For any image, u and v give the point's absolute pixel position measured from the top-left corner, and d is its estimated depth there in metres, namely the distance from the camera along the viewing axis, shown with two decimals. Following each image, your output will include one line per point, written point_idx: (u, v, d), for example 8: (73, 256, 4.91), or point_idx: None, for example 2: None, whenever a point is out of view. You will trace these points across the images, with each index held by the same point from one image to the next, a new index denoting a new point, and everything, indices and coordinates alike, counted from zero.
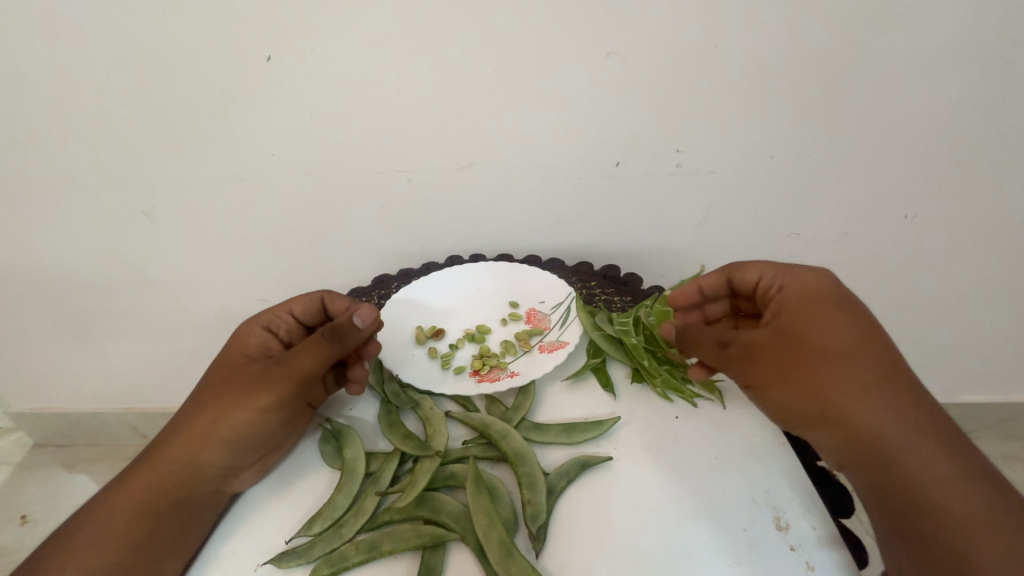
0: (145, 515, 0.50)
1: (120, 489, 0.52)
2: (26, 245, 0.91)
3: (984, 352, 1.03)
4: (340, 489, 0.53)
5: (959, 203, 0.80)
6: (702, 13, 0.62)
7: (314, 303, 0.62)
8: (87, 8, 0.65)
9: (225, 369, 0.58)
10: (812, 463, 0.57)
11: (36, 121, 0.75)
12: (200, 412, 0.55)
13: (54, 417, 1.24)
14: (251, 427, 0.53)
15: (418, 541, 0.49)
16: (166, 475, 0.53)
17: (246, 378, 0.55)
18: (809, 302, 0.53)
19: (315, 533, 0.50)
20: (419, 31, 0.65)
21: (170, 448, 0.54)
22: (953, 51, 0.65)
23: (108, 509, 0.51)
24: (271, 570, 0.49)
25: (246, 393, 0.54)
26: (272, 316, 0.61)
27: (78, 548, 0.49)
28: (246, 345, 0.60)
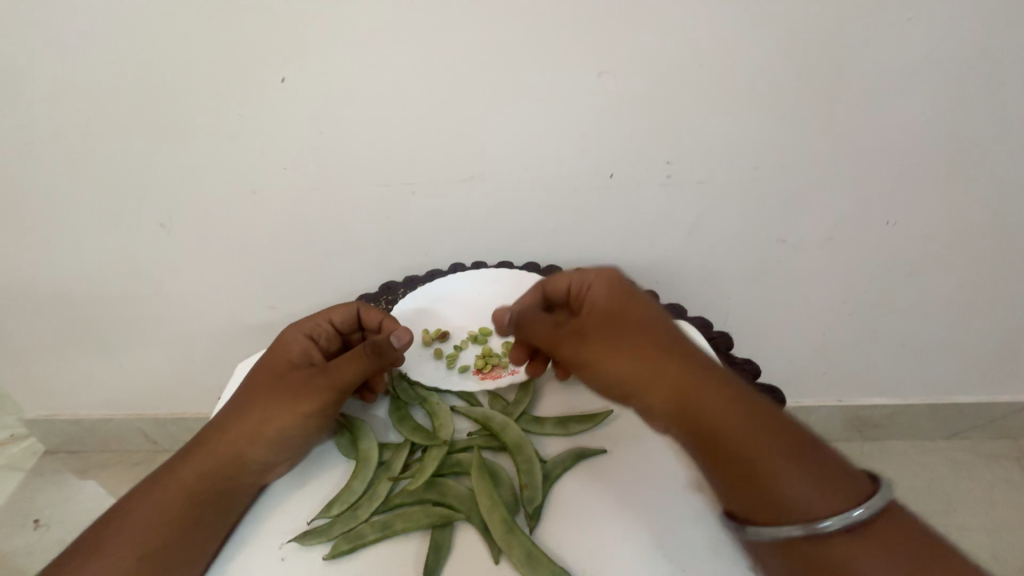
0: (189, 501, 0.53)
1: (165, 475, 0.55)
2: (49, 259, 0.95)
3: (973, 353, 1.06)
4: (355, 476, 0.58)
5: (936, 209, 0.84)
6: (683, 36, 0.67)
7: (353, 315, 0.65)
8: (111, 34, 0.70)
9: (272, 373, 0.61)
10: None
11: (63, 142, 0.80)
12: (247, 413, 0.58)
13: (67, 424, 1.27)
14: (296, 429, 0.57)
15: (428, 520, 0.53)
16: (209, 467, 0.56)
17: (293, 385, 0.59)
18: (608, 295, 0.58)
19: (334, 514, 0.55)
20: (425, 54, 0.70)
21: (216, 441, 0.57)
22: (918, 70, 0.70)
23: (149, 499, 0.54)
24: (294, 549, 0.53)
25: (295, 400, 0.58)
26: (313, 325, 0.64)
27: (122, 535, 0.51)
28: (289, 352, 0.62)
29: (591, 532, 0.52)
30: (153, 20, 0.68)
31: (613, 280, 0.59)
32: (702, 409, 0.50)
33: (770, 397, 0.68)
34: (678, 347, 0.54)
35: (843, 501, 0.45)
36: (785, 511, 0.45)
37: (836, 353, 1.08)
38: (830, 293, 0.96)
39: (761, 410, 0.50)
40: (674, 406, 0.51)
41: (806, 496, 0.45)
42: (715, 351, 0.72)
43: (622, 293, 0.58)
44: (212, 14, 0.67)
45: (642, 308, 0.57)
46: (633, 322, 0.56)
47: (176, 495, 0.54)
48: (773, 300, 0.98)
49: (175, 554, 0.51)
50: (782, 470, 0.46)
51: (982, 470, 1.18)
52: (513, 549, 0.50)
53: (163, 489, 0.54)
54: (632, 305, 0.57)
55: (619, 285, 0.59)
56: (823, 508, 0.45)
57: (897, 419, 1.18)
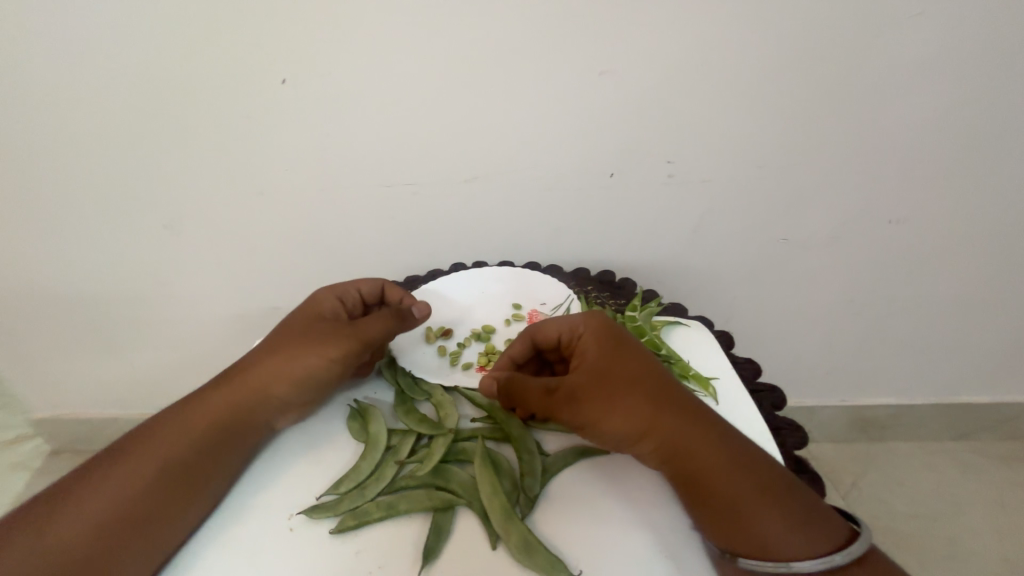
0: (208, 428, 0.57)
1: (192, 400, 0.59)
2: (58, 259, 0.97)
3: (980, 353, 1.06)
4: (363, 458, 0.58)
5: (939, 207, 0.84)
6: (682, 36, 0.68)
7: (378, 288, 0.67)
8: (121, 38, 0.72)
9: (302, 324, 0.63)
10: (790, 453, 0.61)
11: (73, 144, 0.82)
12: (275, 354, 0.61)
13: (73, 422, 1.28)
14: (317, 372, 0.60)
15: (430, 503, 0.53)
16: (232, 399, 0.58)
17: (320, 334, 0.61)
18: (600, 347, 0.55)
19: (341, 492, 0.55)
20: (426, 55, 0.71)
21: (246, 373, 0.60)
22: (917, 68, 0.70)
23: (148, 445, 0.56)
24: (302, 521, 0.53)
25: (319, 344, 0.60)
26: (343, 290, 0.66)
27: (119, 479, 0.53)
28: (320, 309, 0.64)
29: (591, 523, 0.52)
30: (166, 23, 0.70)
31: (604, 328, 0.56)
32: (695, 464, 0.50)
33: (772, 397, 0.67)
34: (672, 397, 0.52)
35: (825, 543, 0.47)
36: (767, 552, 0.47)
37: (842, 353, 1.07)
38: (834, 292, 0.96)
39: (749, 460, 0.50)
40: (668, 461, 0.51)
41: (789, 542, 0.47)
42: (723, 354, 0.71)
43: (611, 341, 0.55)
44: (218, 17, 0.69)
45: (634, 358, 0.54)
46: (625, 378, 0.53)
47: (173, 446, 0.55)
48: (776, 299, 0.98)
49: (182, 479, 0.54)
50: (766, 517, 0.47)
51: (991, 472, 1.16)
52: (511, 535, 0.50)
53: (161, 438, 0.56)
54: (623, 356, 0.54)
55: (611, 331, 0.56)
56: (806, 552, 0.46)
57: (904, 420, 1.17)
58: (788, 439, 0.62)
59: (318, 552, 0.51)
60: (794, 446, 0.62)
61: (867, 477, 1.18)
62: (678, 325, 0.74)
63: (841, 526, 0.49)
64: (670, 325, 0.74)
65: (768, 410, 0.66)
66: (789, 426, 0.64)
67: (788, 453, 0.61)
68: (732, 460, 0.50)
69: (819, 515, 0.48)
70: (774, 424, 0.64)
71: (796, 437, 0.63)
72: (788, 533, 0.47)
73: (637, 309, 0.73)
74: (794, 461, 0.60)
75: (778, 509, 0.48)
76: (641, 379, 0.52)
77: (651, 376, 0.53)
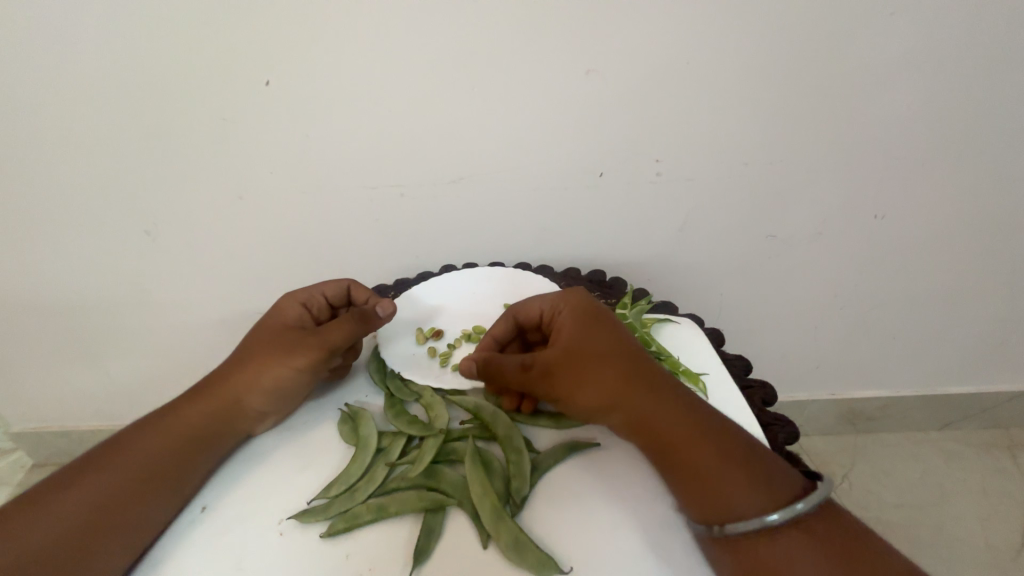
0: (188, 437, 0.58)
1: (173, 411, 0.60)
2: (33, 268, 0.95)
3: (962, 344, 1.08)
4: (354, 460, 0.58)
5: (921, 202, 0.86)
6: (664, 36, 0.69)
7: (343, 291, 0.68)
8: (93, 41, 0.70)
9: (270, 334, 0.64)
10: (780, 447, 0.61)
11: (47, 150, 0.80)
12: (246, 366, 0.62)
13: (54, 435, 1.25)
14: (289, 380, 0.61)
15: (421, 504, 0.53)
16: (212, 410, 0.60)
17: (285, 344, 0.62)
18: (579, 321, 0.59)
19: (332, 496, 0.54)
20: (409, 55, 0.71)
21: (222, 385, 0.61)
22: (896, 65, 0.72)
23: (129, 447, 0.57)
24: (292, 526, 0.52)
25: (287, 354, 0.61)
26: (307, 296, 0.67)
27: (98, 477, 0.54)
28: (285, 317, 0.65)
29: (584, 523, 0.51)
30: (141, 26, 0.69)
31: (580, 306, 0.60)
32: (658, 424, 0.53)
33: (762, 393, 0.68)
34: (639, 366, 0.56)
35: (787, 496, 0.49)
36: (734, 512, 0.48)
37: (828, 346, 1.08)
38: (821, 287, 0.97)
39: (710, 424, 0.53)
40: (632, 423, 0.54)
41: (752, 498, 0.48)
42: (721, 360, 0.71)
43: (587, 317, 0.59)
44: (195, 19, 0.68)
45: (607, 332, 0.58)
46: (596, 350, 0.56)
47: (154, 446, 0.57)
48: (764, 295, 0.99)
49: (157, 484, 0.54)
50: (731, 476, 0.49)
51: (975, 460, 1.19)
52: (501, 535, 0.49)
53: (142, 440, 0.58)
54: (596, 329, 0.58)
55: (589, 308, 0.60)
56: (769, 506, 0.48)
57: (890, 412, 1.19)
58: (780, 433, 0.62)
59: (309, 556, 0.50)
60: (784, 441, 0.62)
61: (857, 468, 1.19)
62: (668, 322, 0.75)
63: (799, 481, 0.51)
64: (659, 321, 0.74)
65: (760, 406, 0.66)
66: (779, 421, 0.64)
67: (778, 446, 0.61)
68: (695, 424, 0.52)
69: (779, 473, 0.51)
70: (764, 421, 0.64)
71: (787, 433, 0.63)
72: (751, 489, 0.49)
73: (628, 307, 0.73)
74: (785, 455, 0.60)
75: (741, 468, 0.50)
76: (613, 350, 0.56)
77: (623, 347, 0.57)
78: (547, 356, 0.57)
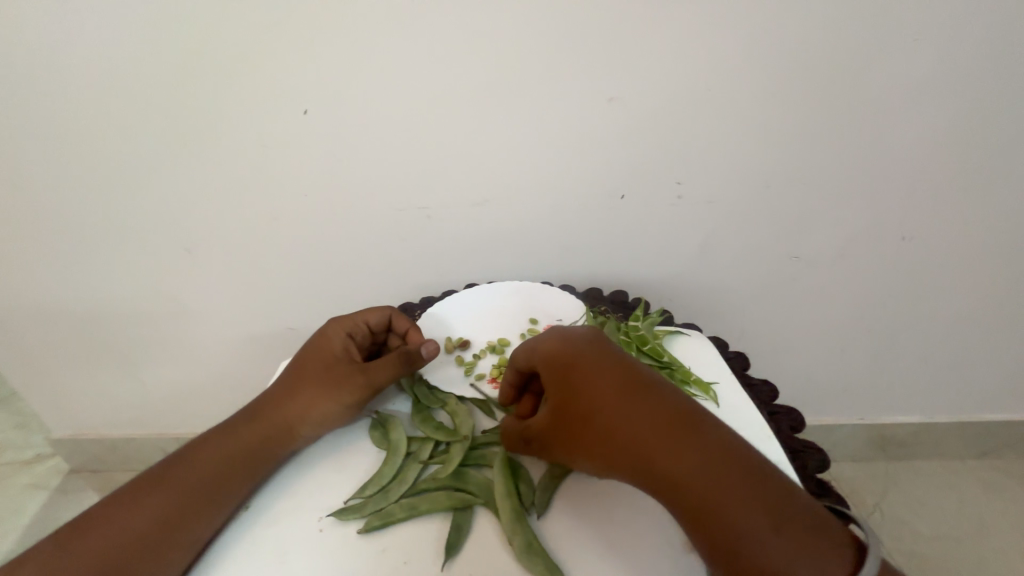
0: (237, 457, 0.58)
1: (227, 428, 0.61)
2: (82, 282, 1.01)
3: (998, 369, 1.05)
4: (386, 462, 0.60)
5: (945, 224, 0.85)
6: (682, 66, 0.72)
7: (385, 319, 0.69)
8: (150, 74, 0.77)
9: (317, 362, 0.64)
10: (811, 476, 0.60)
11: (103, 173, 0.87)
12: (297, 393, 0.62)
13: (91, 442, 1.30)
14: (337, 416, 0.62)
15: (451, 503, 0.56)
16: (262, 432, 0.60)
17: (333, 377, 0.62)
18: (557, 370, 0.51)
19: (367, 495, 0.57)
20: (438, 86, 0.75)
21: (276, 408, 0.62)
22: (913, 91, 0.73)
23: (178, 472, 0.57)
24: (331, 523, 0.55)
25: (335, 389, 0.62)
26: (351, 325, 0.67)
27: (151, 501, 0.55)
28: (331, 346, 0.65)
29: (603, 525, 0.53)
30: (194, 59, 0.75)
31: (559, 345, 0.53)
32: (665, 491, 0.43)
33: (789, 419, 0.67)
34: (642, 413, 0.45)
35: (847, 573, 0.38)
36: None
37: (856, 370, 1.06)
38: (844, 309, 0.97)
39: (734, 486, 0.41)
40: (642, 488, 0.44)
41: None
42: (732, 372, 0.72)
43: (562, 363, 0.51)
44: (242, 55, 0.74)
45: (593, 372, 0.49)
46: (577, 398, 0.49)
47: (198, 468, 0.57)
48: (788, 316, 0.98)
49: (202, 500, 0.55)
50: (768, 549, 0.38)
51: (1018, 492, 1.13)
52: (519, 535, 0.52)
53: (197, 455, 0.59)
54: (574, 376, 0.50)
55: (566, 349, 0.52)
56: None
57: (923, 438, 1.16)
58: (808, 462, 0.61)
59: (346, 551, 0.53)
60: (815, 470, 0.62)
61: (889, 497, 1.15)
62: (679, 335, 0.76)
63: (850, 538, 0.40)
64: (670, 334, 0.76)
65: (788, 432, 0.65)
66: (809, 449, 0.63)
67: (809, 476, 0.60)
68: (723, 480, 0.41)
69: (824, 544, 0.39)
70: (793, 448, 0.63)
71: (816, 461, 0.62)
72: (800, 564, 0.38)
73: (641, 319, 0.75)
74: (816, 484, 0.59)
75: (786, 540, 0.39)
76: (596, 399, 0.48)
77: (608, 392, 0.47)
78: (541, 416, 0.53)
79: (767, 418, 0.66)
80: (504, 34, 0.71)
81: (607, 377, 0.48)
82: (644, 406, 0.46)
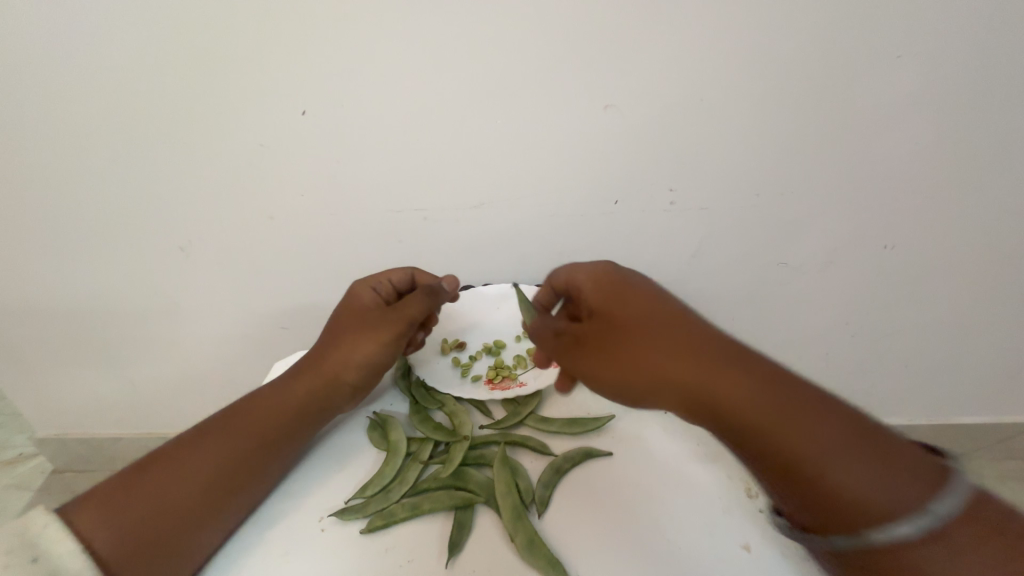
0: (298, 412, 0.63)
1: (279, 387, 0.64)
2: (71, 280, 1.00)
3: (977, 374, 1.08)
4: (386, 463, 0.62)
5: (926, 233, 0.89)
6: (676, 75, 0.74)
7: (408, 277, 0.70)
8: (146, 72, 0.77)
9: (350, 315, 0.68)
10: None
11: (95, 170, 0.86)
12: (338, 344, 0.66)
13: (77, 443, 1.29)
14: (378, 353, 0.65)
15: (452, 502, 0.58)
16: (315, 387, 0.64)
17: (369, 318, 0.66)
18: (601, 287, 0.57)
19: (368, 495, 0.59)
20: (436, 89, 0.76)
21: (320, 362, 0.65)
22: (895, 105, 0.76)
23: (195, 452, 0.57)
24: (333, 523, 0.57)
25: (372, 327, 0.65)
26: (375, 280, 0.70)
27: (171, 480, 0.55)
28: (360, 299, 0.68)
29: (598, 524, 0.54)
30: (193, 59, 0.75)
31: (604, 270, 0.59)
32: (713, 401, 0.48)
33: None
34: (681, 334, 0.51)
35: (932, 489, 0.42)
36: (857, 510, 0.43)
37: (841, 374, 1.09)
38: (830, 314, 0.99)
39: (781, 397, 0.47)
40: (684, 400, 0.49)
41: (873, 492, 0.42)
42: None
43: (605, 285, 0.57)
44: (240, 50, 0.74)
45: (634, 296, 0.55)
46: (622, 313, 0.54)
47: (256, 425, 0.60)
48: (776, 321, 1.01)
49: (265, 458, 0.59)
50: (820, 456, 0.44)
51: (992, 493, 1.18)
52: (518, 535, 0.53)
53: (249, 414, 0.61)
54: (621, 295, 0.55)
55: (609, 276, 0.58)
56: (894, 504, 0.42)
57: None
58: None
59: (349, 549, 0.54)
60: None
61: None
62: None
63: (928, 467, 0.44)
64: None
65: None
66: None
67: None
68: (780, 403, 0.46)
69: (912, 461, 0.44)
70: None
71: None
72: (872, 478, 0.43)
73: None
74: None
75: (834, 444, 0.44)
76: (638, 318, 0.53)
77: (659, 314, 0.53)
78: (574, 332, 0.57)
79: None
80: (504, 39, 0.72)
81: (661, 301, 0.54)
82: (691, 328, 0.52)
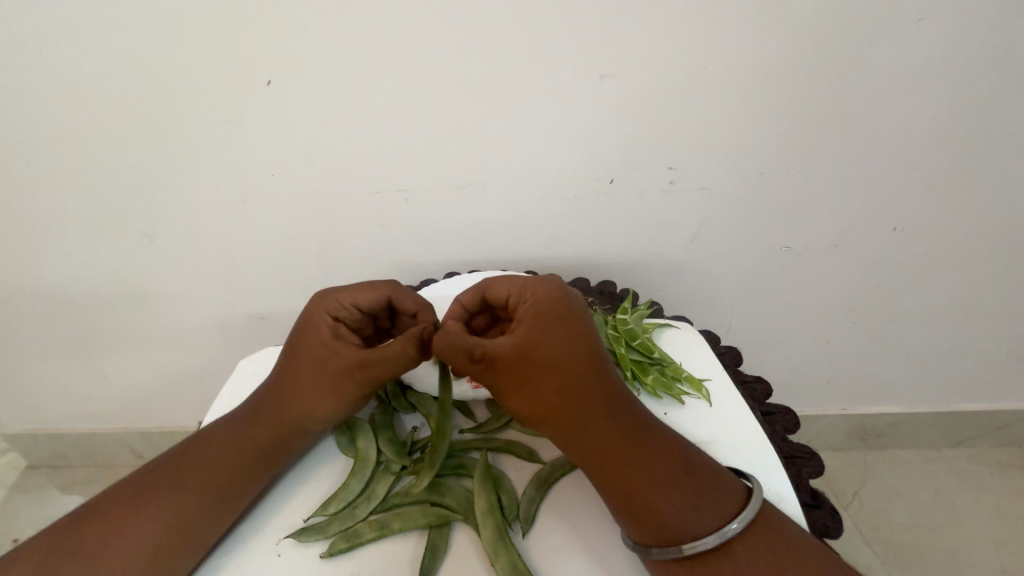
0: (254, 450, 0.58)
1: (240, 418, 0.61)
2: (27, 267, 0.93)
3: (979, 361, 1.06)
4: (354, 474, 0.59)
5: (938, 214, 0.84)
6: (679, 41, 0.68)
7: (382, 300, 0.59)
8: (88, 33, 0.68)
9: (310, 359, 0.59)
10: (805, 484, 0.59)
11: (42, 148, 0.79)
12: (297, 392, 0.59)
13: (48, 438, 1.24)
14: (342, 410, 0.60)
15: (426, 520, 0.54)
16: (273, 424, 0.60)
17: (331, 374, 0.57)
18: (542, 315, 0.50)
19: (331, 513, 0.56)
20: (415, 56, 0.69)
21: (280, 404, 0.60)
22: (917, 74, 0.70)
23: (151, 493, 0.56)
24: (291, 546, 0.54)
25: (339, 388, 0.58)
26: (338, 307, 0.59)
27: (116, 528, 0.53)
28: (318, 334, 0.58)
29: (585, 546, 0.52)
30: (142, 18, 0.67)
31: (549, 299, 0.52)
32: (598, 445, 0.51)
33: (784, 420, 0.65)
34: (600, 383, 0.51)
35: (721, 515, 0.49)
36: (668, 534, 0.48)
37: (840, 361, 1.07)
38: (832, 300, 0.96)
39: (660, 455, 0.51)
40: (574, 439, 0.51)
41: (686, 519, 0.48)
42: (725, 370, 0.70)
43: (550, 314, 0.51)
44: (196, 11, 0.66)
45: (566, 333, 0.50)
46: (553, 349, 0.49)
47: (213, 461, 0.58)
48: (775, 309, 0.97)
49: (222, 495, 0.56)
50: (680, 511, 0.48)
51: (988, 479, 1.17)
52: (500, 557, 0.50)
53: (209, 446, 0.59)
54: (559, 331, 0.50)
55: (555, 304, 0.51)
56: (702, 527, 0.48)
57: (902, 428, 1.17)
58: (803, 468, 0.60)
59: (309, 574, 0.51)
60: (808, 476, 0.60)
61: (865, 484, 1.18)
62: (669, 328, 0.74)
63: (777, 526, 0.49)
64: (660, 326, 0.74)
65: (781, 434, 0.64)
66: (803, 454, 0.61)
67: (803, 486, 0.59)
68: (653, 461, 0.50)
69: (758, 516, 0.49)
70: (787, 453, 0.61)
71: (811, 466, 0.60)
72: (685, 506, 0.49)
73: (629, 312, 0.72)
74: (809, 493, 0.58)
75: (691, 505, 0.49)
76: (565, 359, 0.50)
77: (586, 354, 0.51)
78: (500, 358, 0.49)
79: (760, 419, 0.64)
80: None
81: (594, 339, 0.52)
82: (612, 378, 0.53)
